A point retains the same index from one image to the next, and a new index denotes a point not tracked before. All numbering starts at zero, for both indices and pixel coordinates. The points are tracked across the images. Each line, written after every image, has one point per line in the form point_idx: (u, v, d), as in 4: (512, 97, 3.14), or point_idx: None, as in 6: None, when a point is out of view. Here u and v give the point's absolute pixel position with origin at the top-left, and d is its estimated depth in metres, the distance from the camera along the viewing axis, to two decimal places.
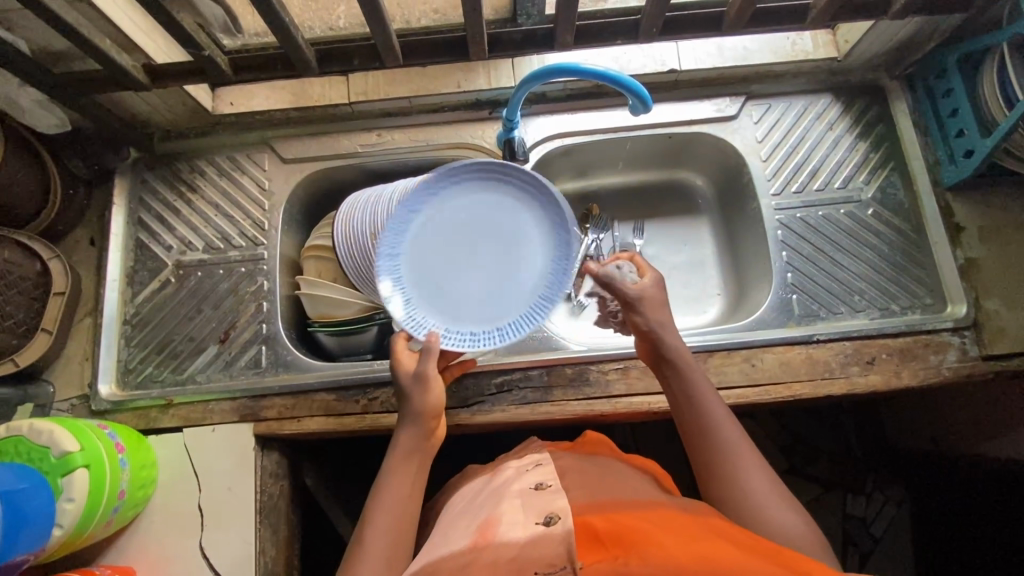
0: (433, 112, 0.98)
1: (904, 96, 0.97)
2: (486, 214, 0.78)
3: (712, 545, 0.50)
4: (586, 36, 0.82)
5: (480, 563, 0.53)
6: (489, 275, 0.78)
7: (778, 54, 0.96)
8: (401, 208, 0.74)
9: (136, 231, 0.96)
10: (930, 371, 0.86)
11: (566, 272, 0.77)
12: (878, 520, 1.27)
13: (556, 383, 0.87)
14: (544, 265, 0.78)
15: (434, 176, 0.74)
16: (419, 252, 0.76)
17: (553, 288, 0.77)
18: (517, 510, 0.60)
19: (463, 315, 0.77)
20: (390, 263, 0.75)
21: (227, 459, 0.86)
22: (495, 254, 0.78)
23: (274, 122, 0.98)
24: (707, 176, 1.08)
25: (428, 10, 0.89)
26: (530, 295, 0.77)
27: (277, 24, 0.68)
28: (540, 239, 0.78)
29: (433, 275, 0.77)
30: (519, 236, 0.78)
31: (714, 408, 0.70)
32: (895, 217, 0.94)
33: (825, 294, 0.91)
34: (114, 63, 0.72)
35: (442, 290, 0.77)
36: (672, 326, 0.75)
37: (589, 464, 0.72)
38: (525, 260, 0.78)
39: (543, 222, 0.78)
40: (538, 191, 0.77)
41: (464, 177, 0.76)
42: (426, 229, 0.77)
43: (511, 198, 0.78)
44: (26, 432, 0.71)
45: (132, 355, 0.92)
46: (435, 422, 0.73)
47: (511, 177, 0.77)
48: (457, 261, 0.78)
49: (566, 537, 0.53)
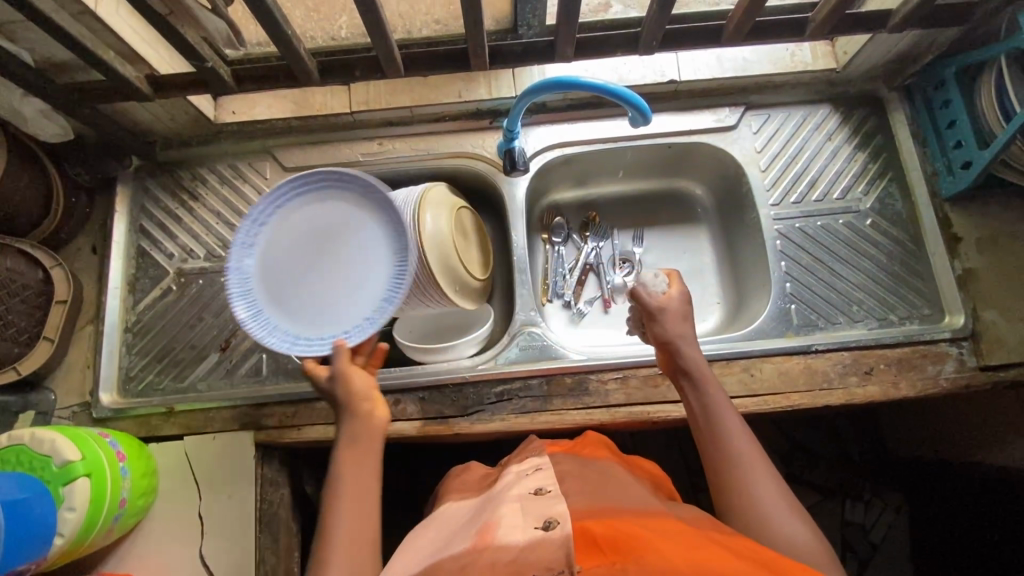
0: (434, 121, 0.99)
1: (903, 107, 0.97)
2: (319, 226, 0.81)
3: (708, 552, 0.50)
4: (587, 48, 0.82)
5: (479, 564, 0.53)
6: (354, 261, 0.80)
7: (777, 65, 0.96)
8: (236, 281, 0.76)
9: (138, 239, 0.96)
10: (928, 381, 0.86)
11: (395, 225, 0.80)
12: (877, 526, 1.26)
13: (556, 393, 0.88)
14: (369, 211, 0.80)
15: (240, 235, 0.77)
16: (285, 303, 0.78)
17: (398, 232, 0.80)
18: (517, 513, 0.59)
19: (356, 306, 0.79)
20: (274, 328, 0.76)
21: (227, 467, 0.86)
22: (337, 247, 0.81)
23: (276, 131, 0.99)
24: (706, 185, 1.09)
25: (429, 20, 0.89)
26: (390, 251, 0.80)
27: (281, 37, 0.69)
28: (356, 215, 0.81)
29: (314, 304, 0.79)
30: (334, 219, 0.81)
31: (727, 415, 0.71)
32: (894, 228, 0.94)
33: (823, 304, 0.92)
34: (118, 74, 0.73)
35: (328, 309, 0.79)
36: (692, 339, 0.76)
37: (590, 467, 0.72)
38: (359, 225, 0.81)
39: (304, 216, 0.80)
40: (279, 202, 0.79)
41: (249, 228, 0.77)
42: (282, 296, 0.78)
43: (305, 207, 0.80)
44: (27, 442, 0.71)
45: (133, 363, 0.92)
46: (371, 404, 0.70)
47: (271, 202, 0.78)
48: (315, 284, 0.80)
49: (566, 543, 0.53)
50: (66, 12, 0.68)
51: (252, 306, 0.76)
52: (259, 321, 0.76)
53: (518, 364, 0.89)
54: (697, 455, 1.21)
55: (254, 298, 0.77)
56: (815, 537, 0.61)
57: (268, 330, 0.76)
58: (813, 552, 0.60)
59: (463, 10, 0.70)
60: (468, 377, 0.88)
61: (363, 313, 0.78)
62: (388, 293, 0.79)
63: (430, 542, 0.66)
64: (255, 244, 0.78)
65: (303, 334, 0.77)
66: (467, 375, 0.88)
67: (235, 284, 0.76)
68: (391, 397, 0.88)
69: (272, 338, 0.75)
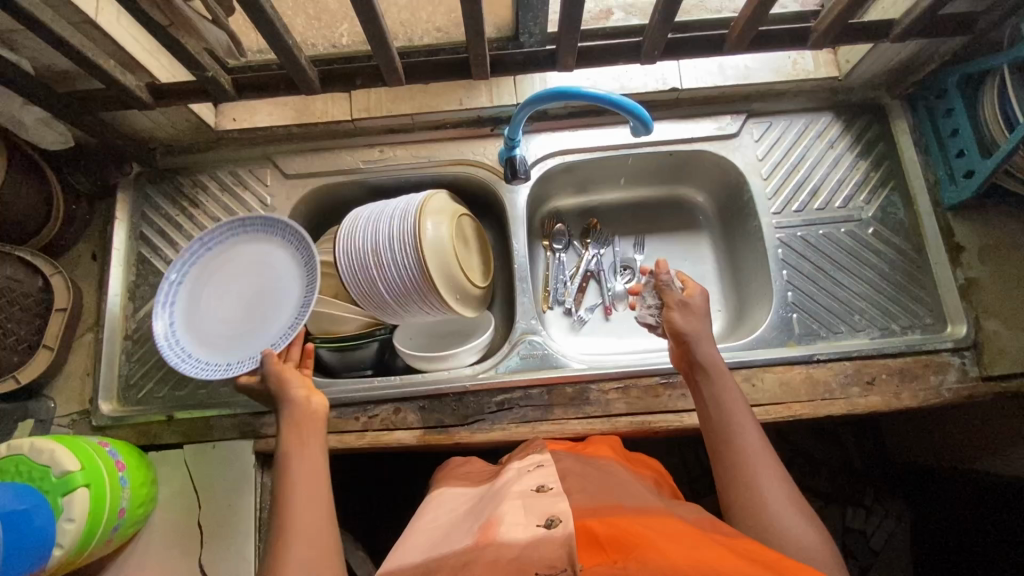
0: (435, 128, 0.99)
1: (905, 115, 0.97)
2: (232, 269, 0.88)
3: (710, 553, 0.50)
4: (588, 57, 0.82)
5: (479, 561, 0.53)
6: (268, 289, 0.87)
7: (779, 73, 0.96)
8: (166, 337, 0.82)
9: (138, 245, 0.96)
10: (930, 392, 0.86)
11: (293, 237, 0.86)
12: (877, 534, 1.23)
13: (557, 402, 0.87)
14: (269, 243, 0.88)
15: (161, 297, 0.83)
16: (215, 344, 0.84)
17: (297, 243, 0.86)
18: (518, 510, 0.59)
19: (277, 320, 0.85)
20: (210, 365, 0.82)
21: (226, 477, 0.86)
22: (248, 284, 0.88)
23: (276, 138, 0.98)
24: (707, 193, 1.08)
25: (431, 28, 0.89)
26: (295, 264, 0.87)
27: (282, 47, 0.69)
28: (261, 247, 0.88)
29: (241, 336, 0.85)
30: (240, 260, 0.88)
31: (739, 413, 0.71)
32: (896, 236, 0.94)
33: (825, 313, 0.92)
34: (118, 83, 0.72)
35: (255, 333, 0.85)
36: (711, 337, 0.76)
37: (590, 466, 0.71)
38: (264, 258, 0.88)
39: (218, 265, 0.88)
40: (193, 259, 0.86)
41: (170, 291, 0.84)
42: (211, 340, 0.84)
43: (213, 260, 0.88)
44: (27, 452, 0.71)
45: (133, 370, 0.91)
46: (305, 391, 0.76)
47: (187, 261, 0.86)
48: (237, 321, 0.86)
49: (567, 541, 0.52)
50: (67, 22, 0.68)
51: (186, 352, 0.82)
52: (190, 363, 0.81)
53: (518, 373, 0.89)
54: (698, 462, 1.20)
55: (186, 347, 0.82)
56: (822, 540, 0.61)
57: (202, 368, 0.81)
58: (819, 554, 0.60)
59: (466, 20, 0.70)
60: (469, 386, 0.88)
61: (284, 325, 0.84)
62: (302, 300, 0.85)
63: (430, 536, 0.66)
64: (177, 305, 0.85)
65: (234, 361, 0.82)
66: (467, 384, 0.88)
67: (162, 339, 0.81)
68: (391, 405, 0.88)
69: (208, 373, 0.80)
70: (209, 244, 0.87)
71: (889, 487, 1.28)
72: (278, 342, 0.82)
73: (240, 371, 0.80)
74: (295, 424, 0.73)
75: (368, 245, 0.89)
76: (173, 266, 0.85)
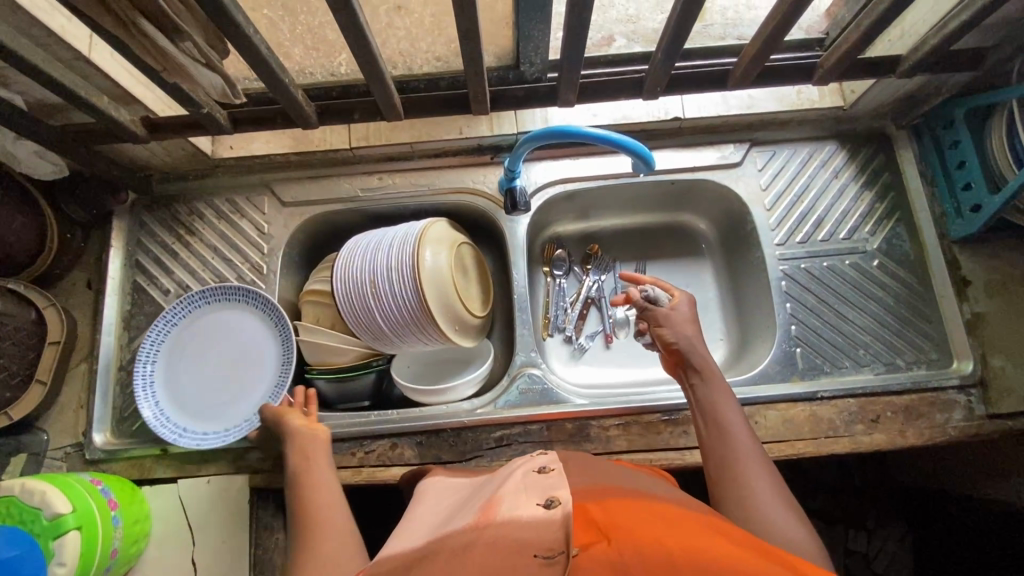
0: (436, 156, 0.98)
1: (911, 145, 0.96)
2: (198, 340, 0.92)
3: (707, 539, 0.45)
4: (589, 93, 0.82)
5: (478, 544, 0.47)
6: (242, 351, 0.92)
7: (784, 102, 0.95)
8: (158, 420, 0.86)
9: (133, 274, 0.95)
10: (936, 430, 0.85)
11: (254, 297, 0.91)
12: (879, 556, 1.21)
13: (556, 439, 0.86)
14: (231, 307, 0.93)
15: (138, 384, 0.86)
16: (205, 413, 0.88)
17: (257, 302, 0.92)
18: (518, 493, 0.54)
19: (256, 377, 0.91)
20: (211, 433, 0.87)
21: (221, 513, 0.85)
22: (220, 349, 0.92)
23: (274, 165, 0.98)
24: (710, 220, 1.07)
25: (431, 57, 0.85)
26: (258, 325, 0.92)
27: (278, 85, 0.68)
28: (222, 313, 0.92)
29: (225, 399, 0.89)
30: (207, 329, 0.92)
31: (730, 413, 0.72)
32: (901, 270, 0.93)
33: (830, 348, 0.90)
34: (112, 119, 0.71)
35: (240, 392, 0.90)
36: (702, 344, 0.80)
37: (590, 459, 0.68)
38: (231, 322, 0.92)
39: (184, 338, 0.91)
40: (159, 339, 0.89)
41: (146, 377, 0.87)
42: (198, 411, 0.88)
43: (180, 334, 0.91)
44: (18, 493, 0.70)
45: (127, 402, 0.90)
46: (307, 422, 0.79)
47: (154, 342, 0.89)
48: (217, 388, 0.90)
49: (566, 522, 0.48)
50: (58, 61, 0.66)
51: (184, 429, 0.86)
52: (188, 437, 0.86)
53: (517, 408, 0.88)
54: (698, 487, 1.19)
55: (180, 425, 0.87)
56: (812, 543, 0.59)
57: (202, 439, 0.86)
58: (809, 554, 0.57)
59: (465, 60, 0.69)
60: (467, 422, 0.87)
61: (272, 381, 0.90)
62: (282, 354, 0.91)
63: (428, 512, 0.62)
64: (156, 388, 0.88)
65: (231, 423, 0.87)
66: (466, 420, 0.87)
67: (154, 421, 0.85)
68: (388, 440, 0.87)
69: (212, 441, 0.86)
70: (173, 322, 0.90)
71: (891, 509, 1.24)
72: (272, 398, 0.88)
73: (241, 433, 0.86)
74: (301, 445, 0.76)
75: (365, 276, 0.88)
76: (144, 350, 0.88)
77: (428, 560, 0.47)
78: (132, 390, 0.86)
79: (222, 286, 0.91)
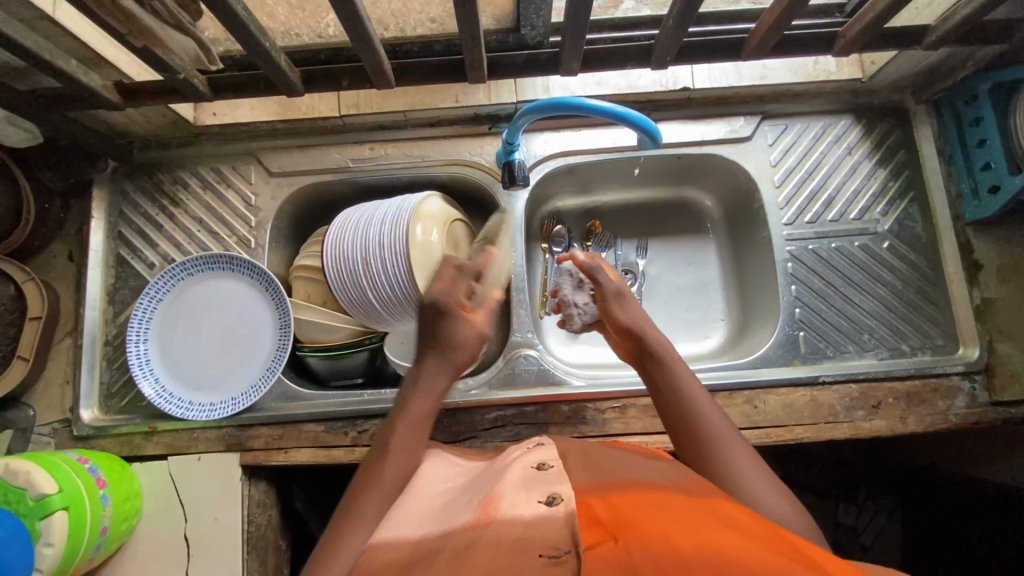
0: (431, 126, 0.93)
1: (929, 120, 0.91)
2: (188, 316, 0.89)
3: (718, 533, 0.42)
4: (595, 60, 0.77)
5: (480, 545, 0.44)
6: (234, 317, 0.89)
7: (799, 74, 0.90)
8: (170, 399, 0.85)
9: (116, 245, 0.91)
10: (937, 417, 0.83)
11: (240, 263, 0.88)
12: (868, 529, 1.18)
13: (553, 420, 0.85)
14: (217, 277, 0.89)
15: (135, 369, 0.84)
16: (213, 382, 0.88)
17: (243, 267, 0.88)
18: (519, 486, 0.51)
19: (254, 340, 0.89)
20: (225, 402, 0.86)
21: (212, 491, 0.84)
22: (211, 319, 0.89)
23: (261, 134, 0.93)
24: (716, 197, 1.03)
25: (425, 18, 0.79)
26: (246, 291, 0.89)
27: (259, 51, 0.63)
28: (208, 283, 0.89)
29: (228, 363, 0.88)
30: (194, 300, 0.89)
31: (691, 388, 0.67)
32: (912, 252, 0.90)
33: (834, 332, 0.88)
34: (80, 83, 0.67)
35: (241, 354, 0.88)
36: (651, 322, 0.74)
37: (592, 451, 0.66)
38: (219, 291, 0.90)
39: (174, 313, 0.88)
40: (146, 320, 0.86)
41: (144, 363, 0.85)
42: (204, 384, 0.87)
43: (168, 310, 0.88)
44: (2, 473, 0.68)
45: (114, 378, 0.89)
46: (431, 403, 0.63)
47: (140, 324, 0.86)
48: (217, 358, 0.88)
49: (569, 521, 0.44)
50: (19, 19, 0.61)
51: (199, 403, 0.86)
52: (196, 410, 0.86)
53: (513, 389, 0.87)
54: None
55: (194, 399, 0.87)
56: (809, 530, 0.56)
57: (210, 411, 0.86)
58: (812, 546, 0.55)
59: (460, 27, 0.65)
60: (462, 403, 0.85)
61: (272, 345, 0.88)
62: (278, 319, 0.89)
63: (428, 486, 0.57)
64: (155, 370, 0.86)
65: (242, 387, 0.87)
66: (460, 401, 0.85)
67: (156, 398, 0.85)
68: (380, 420, 0.85)
69: (229, 408, 0.86)
70: (159, 303, 0.87)
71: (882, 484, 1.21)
72: (274, 362, 0.87)
73: (249, 401, 0.86)
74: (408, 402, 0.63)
75: (356, 251, 0.84)
76: (133, 336, 0.85)
77: (428, 564, 0.44)
78: (133, 375, 0.84)
79: (205, 255, 0.87)
